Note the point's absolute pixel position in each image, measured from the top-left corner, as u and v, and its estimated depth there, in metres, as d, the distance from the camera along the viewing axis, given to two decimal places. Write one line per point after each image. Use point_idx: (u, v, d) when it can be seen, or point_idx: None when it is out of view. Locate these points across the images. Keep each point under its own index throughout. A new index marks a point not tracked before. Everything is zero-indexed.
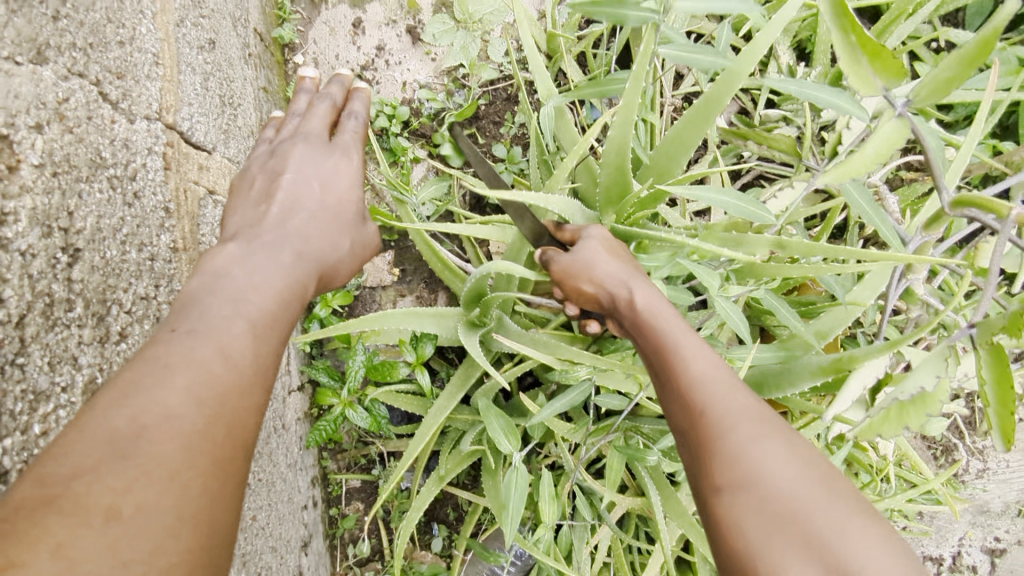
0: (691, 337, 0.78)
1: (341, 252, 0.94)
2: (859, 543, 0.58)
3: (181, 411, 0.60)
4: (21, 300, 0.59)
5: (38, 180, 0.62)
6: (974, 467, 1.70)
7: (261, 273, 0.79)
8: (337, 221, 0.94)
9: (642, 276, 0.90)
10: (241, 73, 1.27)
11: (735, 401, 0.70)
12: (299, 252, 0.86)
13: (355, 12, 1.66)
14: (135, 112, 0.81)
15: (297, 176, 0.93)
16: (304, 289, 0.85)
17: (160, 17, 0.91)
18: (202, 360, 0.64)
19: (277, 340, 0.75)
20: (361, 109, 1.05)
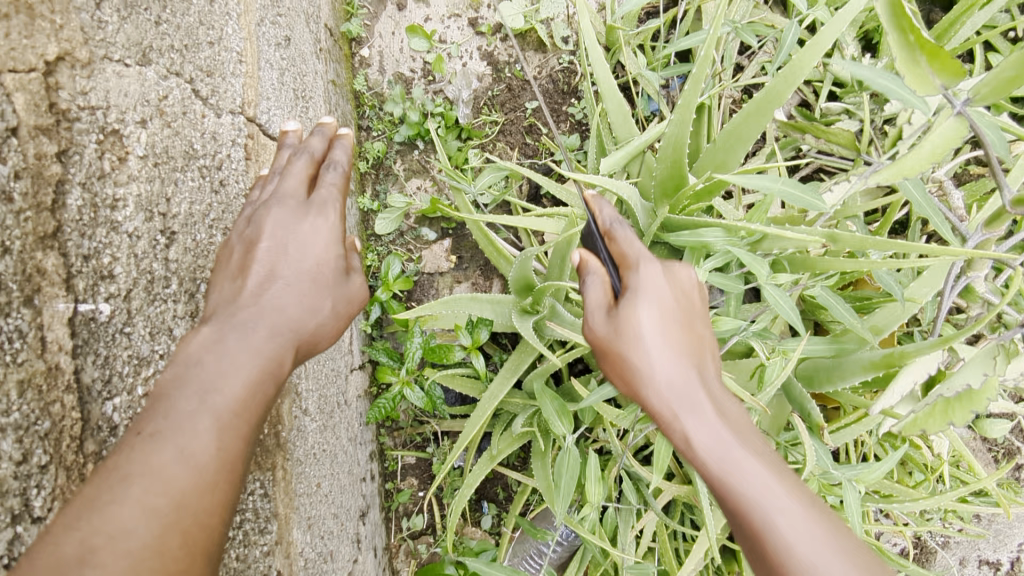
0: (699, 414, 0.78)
1: (322, 317, 0.81)
2: None
3: (132, 527, 0.57)
4: (128, 277, 0.67)
5: (142, 170, 0.69)
6: None
7: (234, 366, 0.70)
8: (318, 281, 0.82)
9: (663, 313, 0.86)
10: (313, 68, 1.34)
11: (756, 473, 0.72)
12: (275, 326, 0.76)
13: (420, 5, 1.71)
14: (221, 107, 0.88)
15: (272, 242, 0.80)
16: (280, 367, 0.75)
17: (243, 18, 0.98)
18: (159, 466, 0.61)
19: (248, 427, 0.69)
20: (343, 159, 0.89)
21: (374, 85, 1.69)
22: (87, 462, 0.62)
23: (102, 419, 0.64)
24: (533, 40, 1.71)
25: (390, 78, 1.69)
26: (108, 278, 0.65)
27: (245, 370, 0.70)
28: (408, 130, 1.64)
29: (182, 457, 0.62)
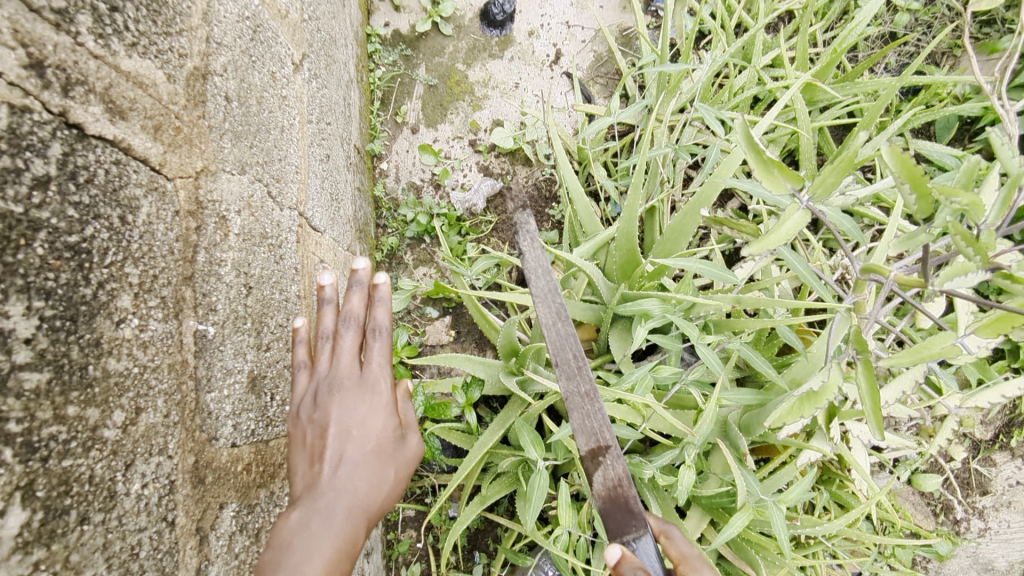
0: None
1: (384, 489, 1.07)
2: None
3: None
4: (225, 311, 0.94)
5: (237, 243, 1.00)
6: (975, 525, 1.90)
7: (318, 539, 0.94)
8: (381, 458, 1.08)
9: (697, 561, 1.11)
10: (344, 178, 1.70)
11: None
12: (350, 505, 1.00)
13: (430, 129, 2.12)
14: (283, 204, 1.21)
15: (339, 428, 1.06)
16: (353, 541, 0.98)
17: (300, 142, 1.34)
18: None
19: None
20: (383, 326, 1.18)
21: (391, 192, 2.07)
22: (197, 431, 0.85)
23: (205, 404, 0.88)
24: (521, 156, 2.10)
25: (404, 186, 2.07)
26: (215, 311, 0.91)
27: (327, 548, 0.94)
28: (418, 228, 2.00)
29: None
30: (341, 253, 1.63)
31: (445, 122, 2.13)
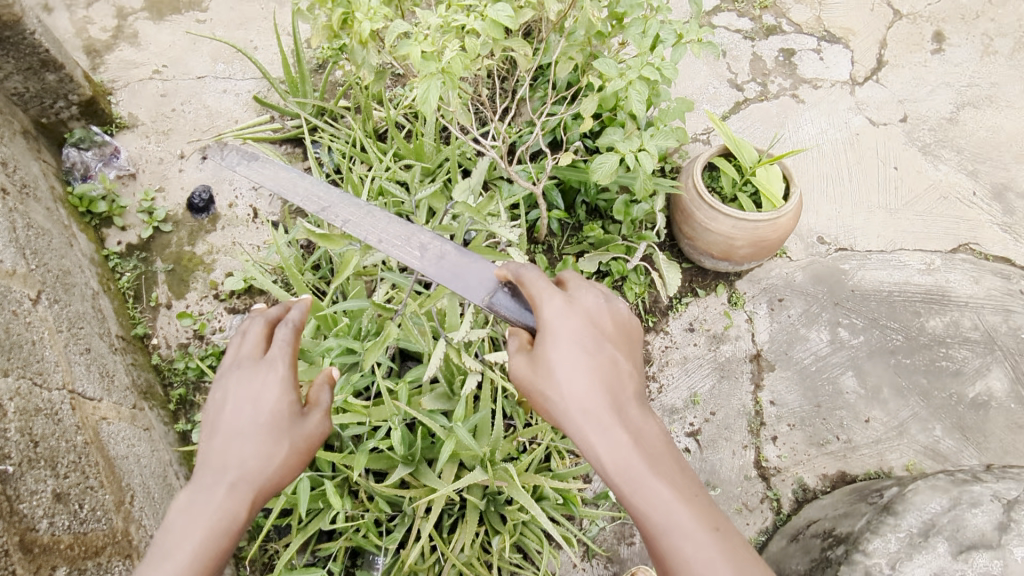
0: (643, 467, 1.36)
1: (278, 454, 1.45)
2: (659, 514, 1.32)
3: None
4: (17, 455, 1.52)
5: (17, 416, 1.59)
6: (652, 386, 2.76)
7: (192, 511, 1.38)
8: (276, 430, 1.47)
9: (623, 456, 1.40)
10: (112, 359, 2.31)
11: (652, 486, 1.33)
12: (236, 485, 1.40)
13: (180, 300, 2.80)
14: (52, 387, 1.81)
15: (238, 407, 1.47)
16: (233, 520, 1.38)
17: (55, 345, 1.96)
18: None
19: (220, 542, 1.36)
20: (296, 314, 1.59)
21: (166, 356, 2.69)
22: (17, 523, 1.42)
23: (18, 510, 1.44)
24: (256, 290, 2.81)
25: (174, 348, 2.70)
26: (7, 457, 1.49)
27: (203, 522, 1.35)
28: (194, 372, 2.63)
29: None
30: (128, 409, 2.21)
31: (190, 291, 2.82)
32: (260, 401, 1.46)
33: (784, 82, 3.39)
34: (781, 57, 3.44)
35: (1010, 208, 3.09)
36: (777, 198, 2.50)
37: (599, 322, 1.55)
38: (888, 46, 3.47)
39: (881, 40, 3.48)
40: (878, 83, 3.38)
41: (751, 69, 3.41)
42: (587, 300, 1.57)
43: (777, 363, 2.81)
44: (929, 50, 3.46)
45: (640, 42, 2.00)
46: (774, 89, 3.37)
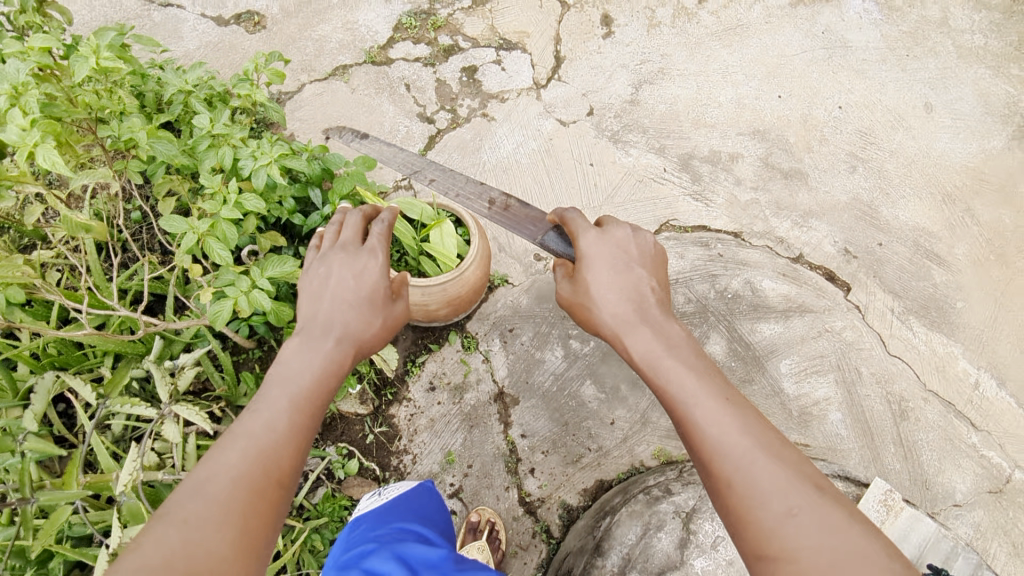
0: (663, 352, 1.68)
1: (370, 329, 1.95)
2: (720, 418, 1.48)
3: (227, 475, 1.49)
4: None
5: None
6: (406, 461, 2.74)
7: (306, 367, 1.78)
8: (371, 299, 1.98)
9: (649, 342, 1.73)
10: None
11: (673, 367, 1.64)
12: (346, 333, 1.88)
13: None
14: None
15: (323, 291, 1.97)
16: (327, 384, 1.77)
17: None
18: (249, 436, 1.59)
19: (289, 444, 1.63)
20: (382, 221, 2.20)
21: None
22: None
23: None
24: None
25: None
26: None
27: (307, 373, 1.77)
28: None
29: (261, 433, 1.60)
30: None
31: None
32: (362, 274, 1.96)
33: (472, 102, 3.35)
34: (464, 77, 3.39)
35: (697, 177, 3.28)
36: (451, 258, 2.50)
37: (625, 248, 1.94)
38: (562, 41, 3.50)
39: (555, 36, 3.51)
40: (560, 81, 3.43)
41: (436, 98, 3.34)
42: (616, 232, 1.97)
43: (520, 395, 2.85)
44: (600, 35, 3.54)
45: (207, 180, 1.80)
46: (463, 112, 3.33)
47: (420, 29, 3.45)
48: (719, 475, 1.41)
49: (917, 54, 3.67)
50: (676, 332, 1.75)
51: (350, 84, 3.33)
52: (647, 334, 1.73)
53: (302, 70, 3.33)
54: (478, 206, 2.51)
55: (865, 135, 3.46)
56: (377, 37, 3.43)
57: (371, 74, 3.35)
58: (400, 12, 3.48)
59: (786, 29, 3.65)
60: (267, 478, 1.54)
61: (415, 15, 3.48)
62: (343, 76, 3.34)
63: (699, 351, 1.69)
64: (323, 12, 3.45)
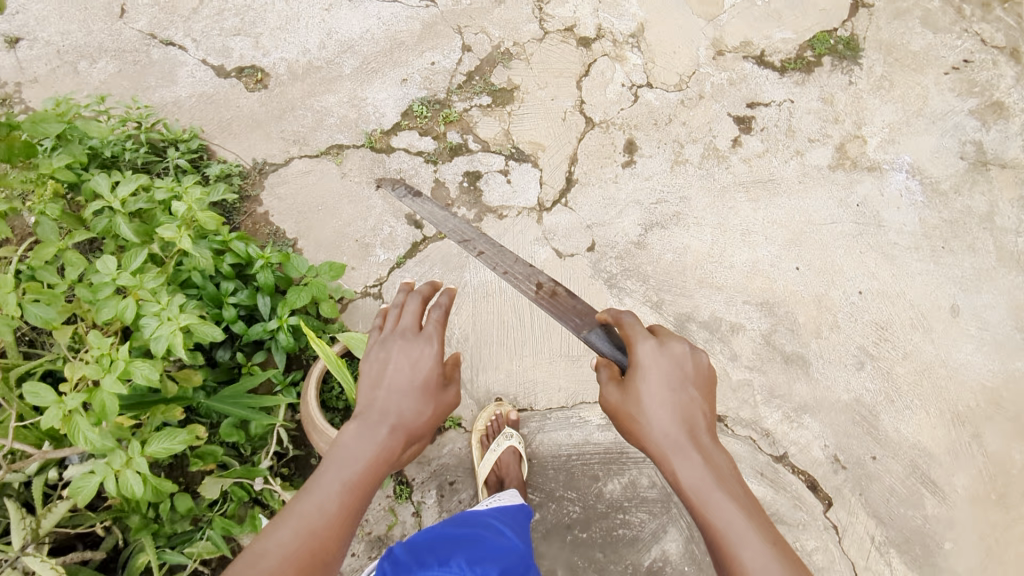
0: (713, 483, 1.45)
1: (426, 410, 1.88)
2: (758, 559, 1.33)
3: (280, 547, 1.52)
4: None
5: None
6: None
7: (357, 451, 1.73)
8: (426, 383, 1.90)
9: (683, 445, 1.52)
10: None
11: (719, 501, 1.42)
12: (397, 417, 1.81)
13: None
14: None
15: (383, 363, 1.90)
16: (388, 458, 1.71)
17: None
18: (305, 517, 1.59)
19: (341, 520, 1.63)
20: (442, 299, 2.05)
21: None
22: None
23: None
24: None
25: None
26: None
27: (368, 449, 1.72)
28: None
29: (317, 514, 1.61)
30: None
31: None
32: (422, 361, 1.89)
33: (467, 214, 3.09)
34: (464, 183, 3.13)
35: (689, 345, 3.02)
36: None
37: (682, 364, 1.65)
38: (578, 162, 3.24)
39: (571, 155, 3.25)
40: (566, 207, 3.17)
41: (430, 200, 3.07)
42: (675, 344, 1.68)
43: None
44: (619, 163, 3.28)
45: (94, 341, 1.59)
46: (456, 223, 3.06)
47: (429, 121, 3.19)
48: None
49: (953, 247, 3.38)
50: (720, 457, 1.52)
51: (341, 167, 3.06)
52: (692, 447, 1.52)
53: (293, 141, 3.06)
54: (528, 287, 2.36)
55: (881, 329, 3.18)
56: (381, 120, 3.16)
57: (366, 161, 3.09)
58: (413, 97, 3.22)
59: (818, 193, 3.38)
60: (309, 562, 1.55)
61: (426, 104, 3.21)
62: (335, 156, 3.07)
63: (725, 462, 1.51)
64: (329, 81, 3.18)
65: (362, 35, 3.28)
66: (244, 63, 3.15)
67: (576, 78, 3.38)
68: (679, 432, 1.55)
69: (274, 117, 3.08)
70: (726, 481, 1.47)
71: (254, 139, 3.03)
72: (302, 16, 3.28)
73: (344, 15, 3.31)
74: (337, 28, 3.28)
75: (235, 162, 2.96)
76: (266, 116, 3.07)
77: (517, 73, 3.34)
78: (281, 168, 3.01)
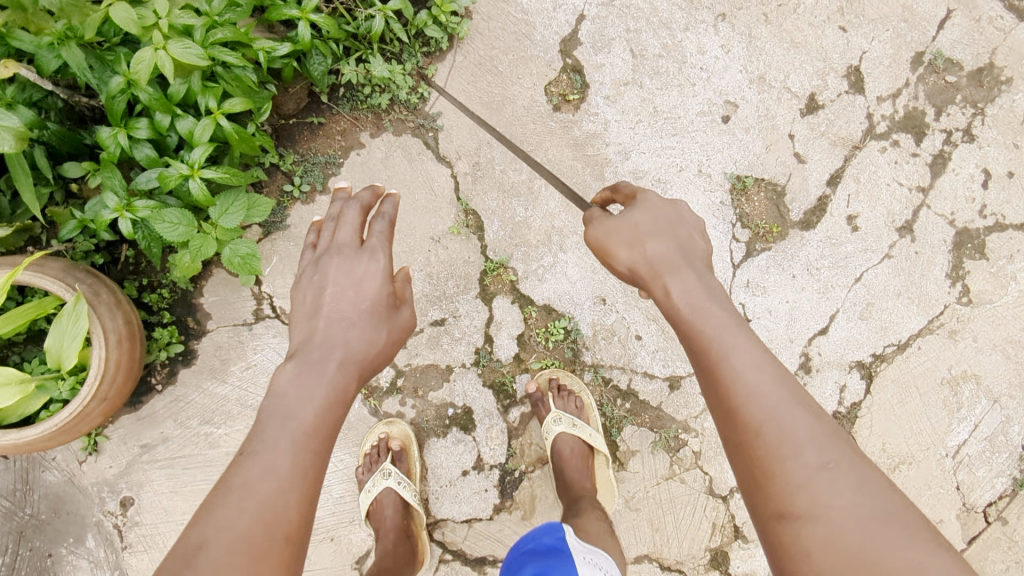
0: (709, 298, 1.22)
1: (377, 339, 1.53)
2: (742, 360, 1.10)
3: (232, 515, 1.10)
4: None
5: None
6: None
7: (309, 392, 1.34)
8: (374, 314, 1.55)
9: (681, 265, 1.29)
10: None
11: (715, 313, 1.19)
12: (341, 357, 1.44)
13: None
14: None
15: (333, 285, 1.57)
16: (337, 395, 1.37)
17: None
18: (254, 479, 1.16)
19: (312, 451, 1.25)
20: (386, 209, 1.74)
21: None
22: None
23: None
24: None
25: None
26: None
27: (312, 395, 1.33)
28: None
29: (269, 468, 1.18)
30: None
31: None
32: (365, 279, 1.60)
33: (404, 420, 2.15)
34: (451, 410, 2.18)
35: None
36: None
37: (683, 215, 1.42)
38: None
39: None
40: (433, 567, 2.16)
41: (415, 366, 2.16)
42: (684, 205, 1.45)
43: None
44: None
45: None
46: (386, 407, 2.16)
47: (542, 345, 2.21)
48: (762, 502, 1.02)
49: None
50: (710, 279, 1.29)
51: (447, 234, 2.15)
52: (675, 274, 1.28)
53: (476, 162, 2.15)
54: None
55: None
56: (532, 278, 2.20)
57: (462, 268, 2.16)
58: (576, 317, 2.22)
59: None
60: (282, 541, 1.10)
61: (568, 339, 2.22)
62: (463, 224, 2.15)
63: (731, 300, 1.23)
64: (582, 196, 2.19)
65: None
66: (590, 74, 2.20)
67: (651, 551, 2.24)
68: (674, 270, 1.29)
69: (510, 131, 2.17)
70: (720, 312, 1.20)
71: (470, 109, 2.15)
72: (682, 139, 2.25)
73: (695, 200, 2.26)
74: (669, 191, 2.25)
75: (426, 90, 2.10)
76: (508, 119, 2.17)
77: (645, 462, 2.24)
78: (430, 154, 2.13)
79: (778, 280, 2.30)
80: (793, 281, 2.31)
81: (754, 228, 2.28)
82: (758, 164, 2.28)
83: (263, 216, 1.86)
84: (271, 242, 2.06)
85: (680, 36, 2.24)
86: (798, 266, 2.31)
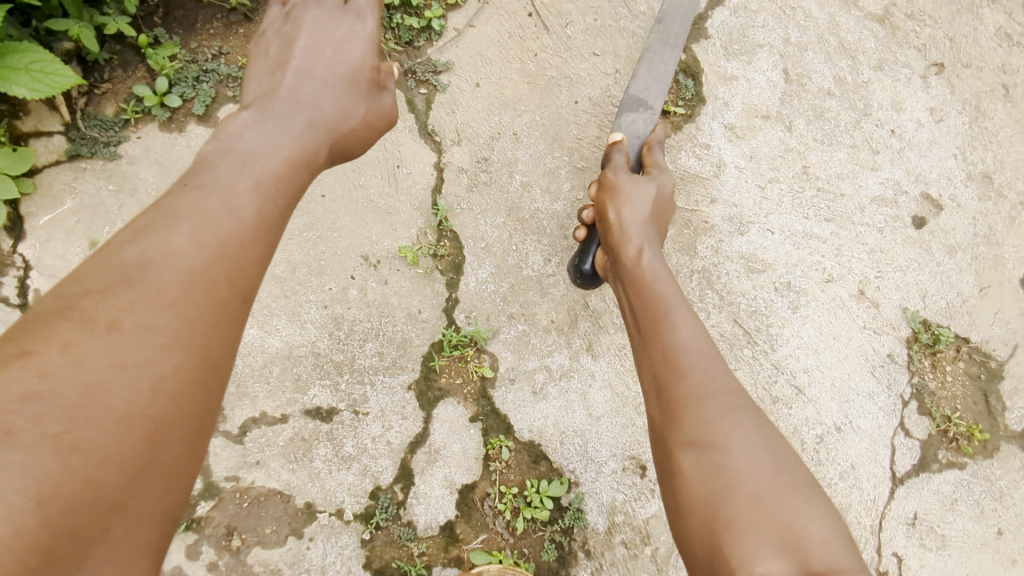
0: (712, 348, 0.81)
1: (357, 117, 0.88)
2: (713, 391, 0.76)
3: (139, 337, 0.57)
4: None
5: None
6: None
7: (273, 138, 0.78)
8: (351, 82, 0.90)
9: (685, 305, 0.87)
10: None
11: (705, 363, 0.79)
12: (310, 117, 0.83)
13: None
14: None
15: (308, 42, 0.91)
16: (313, 154, 0.81)
17: None
18: (179, 248, 0.63)
19: (285, 202, 0.74)
20: None
21: None
22: None
23: None
24: None
25: None
26: None
27: (281, 149, 0.77)
28: None
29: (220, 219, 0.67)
30: None
31: None
32: (348, 47, 0.91)
33: None
34: None
35: None
36: None
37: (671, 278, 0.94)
38: None
39: None
40: None
41: (248, 488, 1.08)
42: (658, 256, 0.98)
43: None
44: None
45: None
46: None
47: (502, 522, 1.13)
48: (682, 507, 0.70)
49: None
50: (685, 324, 0.84)
51: (393, 262, 1.17)
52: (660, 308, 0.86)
53: (484, 158, 1.22)
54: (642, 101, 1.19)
55: None
56: (521, 387, 1.17)
57: (399, 329, 1.15)
58: (583, 486, 1.15)
59: None
60: (175, 400, 0.57)
61: (552, 527, 1.14)
62: (428, 253, 1.18)
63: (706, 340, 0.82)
64: None
65: (781, 375, 1.23)
66: (712, 85, 1.31)
67: None
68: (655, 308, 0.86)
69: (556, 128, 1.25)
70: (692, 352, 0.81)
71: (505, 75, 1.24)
72: (840, 232, 1.29)
73: (843, 340, 1.26)
74: (801, 312, 1.26)
75: (438, 21, 1.23)
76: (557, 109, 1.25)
77: None
78: (411, 122, 1.21)
79: (971, 535, 1.23)
80: (997, 542, 1.23)
81: (940, 423, 1.25)
82: (962, 311, 1.30)
83: (33, 94, 0.95)
84: (75, 173, 1.11)
85: (866, 75, 1.36)
86: (1010, 516, 1.25)
